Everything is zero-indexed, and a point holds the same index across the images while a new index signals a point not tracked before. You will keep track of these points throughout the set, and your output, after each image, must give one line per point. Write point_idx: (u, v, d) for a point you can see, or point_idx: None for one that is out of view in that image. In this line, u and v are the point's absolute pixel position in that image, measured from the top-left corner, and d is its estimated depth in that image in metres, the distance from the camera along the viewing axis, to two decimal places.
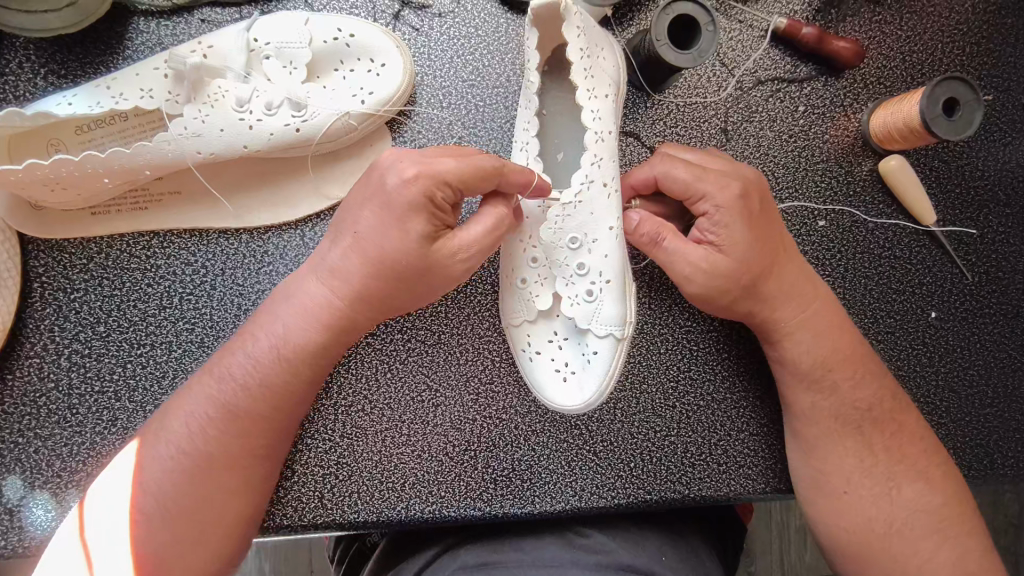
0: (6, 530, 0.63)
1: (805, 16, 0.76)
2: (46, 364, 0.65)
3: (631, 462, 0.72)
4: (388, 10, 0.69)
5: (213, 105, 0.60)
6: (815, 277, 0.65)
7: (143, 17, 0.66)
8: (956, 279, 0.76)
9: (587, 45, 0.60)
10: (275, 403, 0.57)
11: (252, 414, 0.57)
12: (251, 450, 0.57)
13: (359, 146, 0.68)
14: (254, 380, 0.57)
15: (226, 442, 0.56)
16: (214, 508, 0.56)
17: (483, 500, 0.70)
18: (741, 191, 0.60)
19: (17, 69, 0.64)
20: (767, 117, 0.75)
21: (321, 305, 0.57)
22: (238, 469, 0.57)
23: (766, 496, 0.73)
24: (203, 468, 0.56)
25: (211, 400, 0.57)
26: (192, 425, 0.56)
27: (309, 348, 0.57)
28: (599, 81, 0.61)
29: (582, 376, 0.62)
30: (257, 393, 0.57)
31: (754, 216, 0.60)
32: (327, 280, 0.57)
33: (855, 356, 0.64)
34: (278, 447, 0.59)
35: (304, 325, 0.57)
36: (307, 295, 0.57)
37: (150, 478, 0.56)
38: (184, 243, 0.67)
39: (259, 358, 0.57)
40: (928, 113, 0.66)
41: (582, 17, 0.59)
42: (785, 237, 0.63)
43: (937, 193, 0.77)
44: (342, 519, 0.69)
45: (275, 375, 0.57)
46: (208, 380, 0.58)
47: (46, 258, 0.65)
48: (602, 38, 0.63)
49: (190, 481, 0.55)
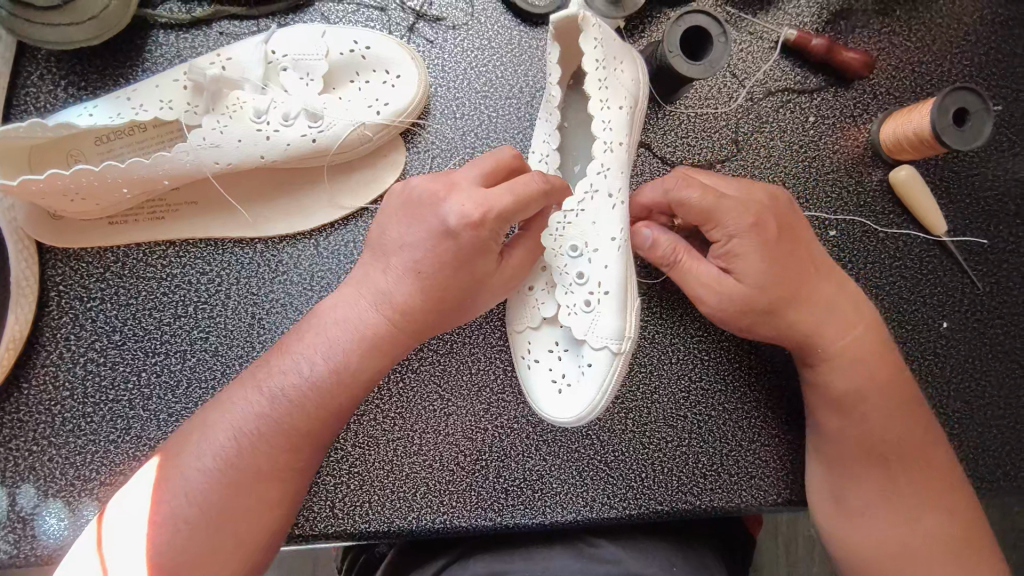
0: (19, 539, 0.63)
1: (815, 28, 0.77)
2: (61, 373, 0.65)
3: (642, 472, 0.72)
4: (403, 23, 0.70)
5: (231, 117, 0.61)
6: (857, 311, 0.64)
7: (162, 30, 0.67)
8: (967, 289, 0.76)
9: (607, 59, 0.60)
10: (317, 422, 0.57)
11: (298, 430, 0.57)
12: (292, 464, 0.57)
13: (374, 157, 0.68)
14: (299, 399, 0.57)
15: (269, 454, 0.56)
16: (251, 514, 0.55)
17: (495, 510, 0.70)
18: (757, 216, 0.60)
19: (37, 81, 0.65)
20: (777, 128, 0.76)
21: (372, 328, 0.58)
22: (277, 482, 0.57)
23: (778, 507, 0.73)
24: (244, 478, 0.55)
25: (259, 414, 0.57)
26: (234, 437, 0.56)
27: (355, 373, 0.58)
28: (615, 93, 0.61)
29: (577, 388, 0.61)
30: (304, 404, 0.57)
31: (773, 240, 0.60)
32: (380, 304, 0.58)
33: (885, 388, 0.63)
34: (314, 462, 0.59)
35: (347, 348, 0.58)
36: (359, 318, 0.58)
37: (187, 486, 0.55)
38: (200, 253, 0.67)
39: (313, 377, 0.57)
40: (937, 123, 0.67)
41: (603, 31, 0.60)
42: (811, 259, 0.63)
43: (947, 203, 0.77)
44: (353, 528, 0.69)
45: (322, 397, 0.57)
46: (255, 394, 0.58)
47: (63, 267, 0.66)
48: (628, 55, 0.64)
49: (229, 492, 0.55)
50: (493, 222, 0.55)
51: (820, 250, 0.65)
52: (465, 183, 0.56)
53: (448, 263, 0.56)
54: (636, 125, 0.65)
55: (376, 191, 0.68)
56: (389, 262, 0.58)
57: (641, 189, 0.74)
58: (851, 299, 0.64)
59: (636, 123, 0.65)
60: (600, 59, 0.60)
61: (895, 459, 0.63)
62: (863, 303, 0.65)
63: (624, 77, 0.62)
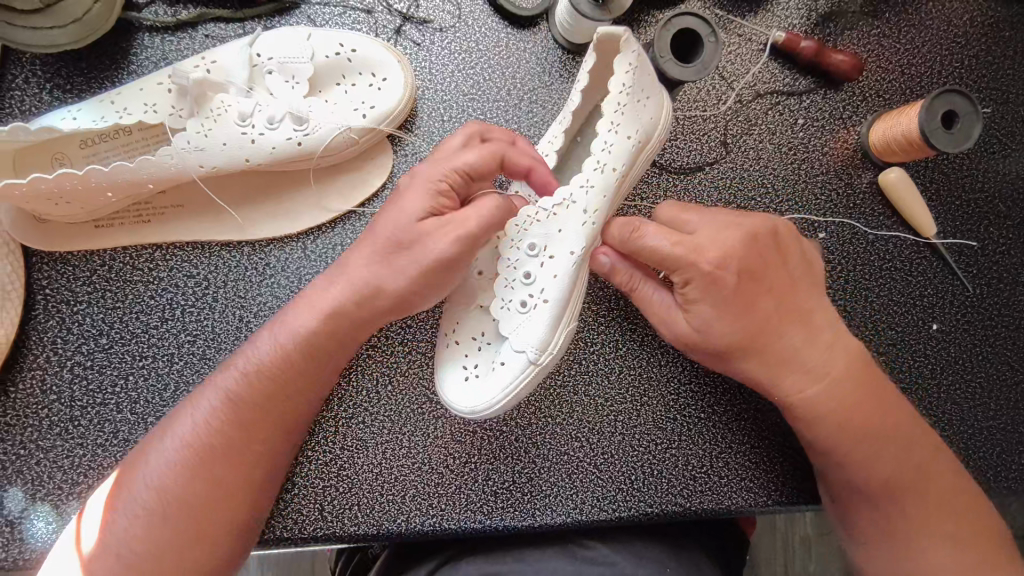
0: (7, 543, 0.63)
1: (804, 29, 0.76)
2: (48, 376, 0.65)
3: (632, 474, 0.72)
4: (390, 25, 0.70)
5: (215, 120, 0.61)
6: (827, 363, 0.59)
7: (148, 33, 0.67)
8: (957, 291, 0.76)
9: (634, 92, 0.58)
10: (275, 403, 0.58)
11: (258, 415, 0.57)
12: (256, 451, 0.57)
13: (359, 162, 0.68)
14: (257, 372, 0.58)
15: (230, 439, 0.56)
16: (215, 503, 0.55)
17: (484, 513, 0.70)
18: (717, 262, 0.56)
19: (23, 84, 0.65)
20: (766, 130, 0.76)
21: (330, 303, 0.57)
22: (241, 470, 0.57)
23: (768, 509, 0.73)
24: (205, 462, 0.56)
25: (222, 402, 0.57)
26: (195, 421, 0.57)
27: (309, 346, 0.58)
28: (630, 119, 0.59)
29: (484, 382, 0.62)
30: (264, 389, 0.58)
31: (740, 281, 0.57)
32: (337, 278, 0.58)
33: (866, 429, 0.60)
34: (280, 453, 0.59)
35: (304, 320, 0.58)
36: (316, 293, 0.58)
37: (149, 476, 0.55)
38: (187, 256, 0.67)
39: (271, 360, 0.58)
40: (927, 124, 0.67)
41: (643, 63, 0.57)
42: (776, 301, 0.59)
43: (937, 205, 0.77)
44: (342, 531, 0.69)
45: (276, 368, 0.58)
46: (215, 377, 0.59)
47: (50, 271, 0.66)
48: (656, 96, 0.61)
49: (191, 476, 0.55)
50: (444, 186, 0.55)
51: (799, 296, 0.60)
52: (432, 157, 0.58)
53: (401, 220, 0.55)
54: (639, 162, 0.62)
55: (363, 195, 0.68)
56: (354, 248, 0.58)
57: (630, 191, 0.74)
58: (822, 344, 0.60)
59: (641, 160, 0.63)
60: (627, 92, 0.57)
61: (874, 499, 0.60)
62: (839, 350, 0.60)
63: (643, 115, 0.60)
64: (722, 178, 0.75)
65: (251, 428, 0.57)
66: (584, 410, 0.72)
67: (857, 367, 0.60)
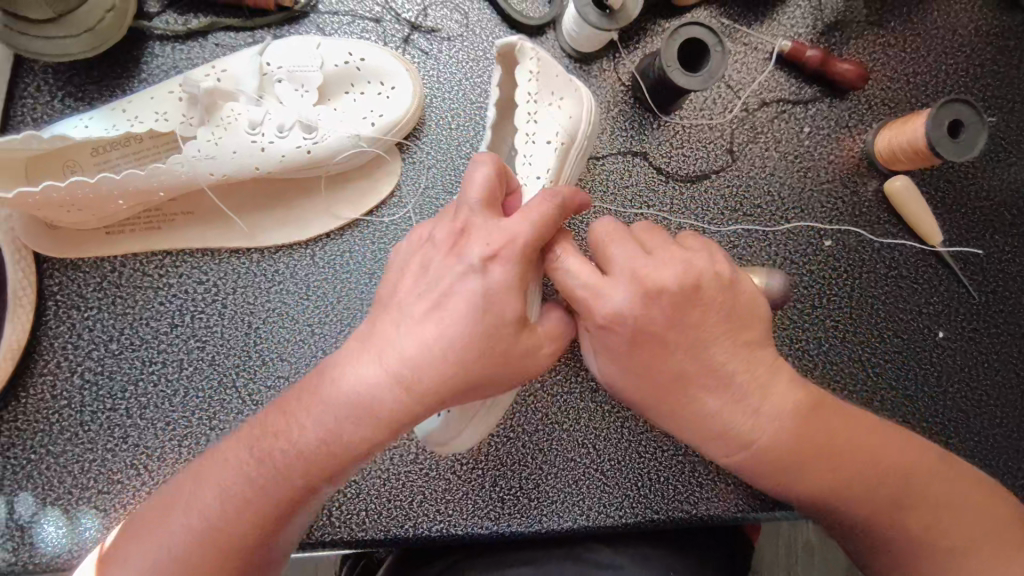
0: (17, 547, 0.63)
1: (810, 38, 0.77)
2: (59, 381, 0.66)
3: (638, 481, 0.72)
4: (398, 34, 0.71)
5: (225, 130, 0.62)
6: (754, 428, 0.52)
7: (159, 42, 0.67)
8: (962, 298, 0.76)
9: (541, 92, 0.60)
10: (302, 488, 0.49)
11: (279, 501, 0.49)
12: (274, 536, 0.50)
13: (367, 170, 0.69)
14: (306, 469, 0.49)
15: (244, 524, 0.48)
16: None
17: (491, 519, 0.70)
18: (603, 321, 0.50)
19: (35, 92, 0.65)
20: (772, 138, 0.76)
21: (370, 380, 0.47)
22: (253, 554, 0.49)
23: (775, 516, 0.73)
24: (234, 549, 0.48)
25: (239, 479, 0.49)
26: (225, 500, 0.49)
27: (359, 446, 0.48)
28: (546, 125, 0.60)
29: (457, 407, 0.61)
30: (288, 472, 0.49)
31: (652, 327, 0.50)
32: (410, 385, 0.47)
33: (815, 481, 0.52)
34: (297, 526, 0.52)
35: (360, 423, 0.48)
36: (356, 387, 0.47)
37: (172, 552, 0.48)
38: (196, 262, 0.68)
39: (303, 441, 0.48)
40: (932, 134, 0.67)
41: (542, 62, 0.60)
42: (691, 356, 0.51)
43: (943, 213, 0.77)
44: (350, 537, 0.69)
45: (330, 474, 0.49)
46: (255, 456, 0.49)
47: (61, 277, 0.66)
48: (574, 94, 0.62)
49: (217, 564, 0.48)
50: (520, 264, 0.48)
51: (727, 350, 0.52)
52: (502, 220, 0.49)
53: (506, 333, 0.48)
54: (575, 163, 0.63)
55: (371, 203, 0.68)
56: (426, 335, 0.47)
57: (636, 199, 0.74)
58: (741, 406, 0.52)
59: (576, 162, 0.63)
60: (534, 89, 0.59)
61: (861, 536, 0.53)
62: (774, 411, 0.52)
63: (559, 113, 0.61)
64: (728, 187, 0.75)
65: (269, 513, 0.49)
66: (591, 417, 0.72)
67: (798, 415, 0.52)
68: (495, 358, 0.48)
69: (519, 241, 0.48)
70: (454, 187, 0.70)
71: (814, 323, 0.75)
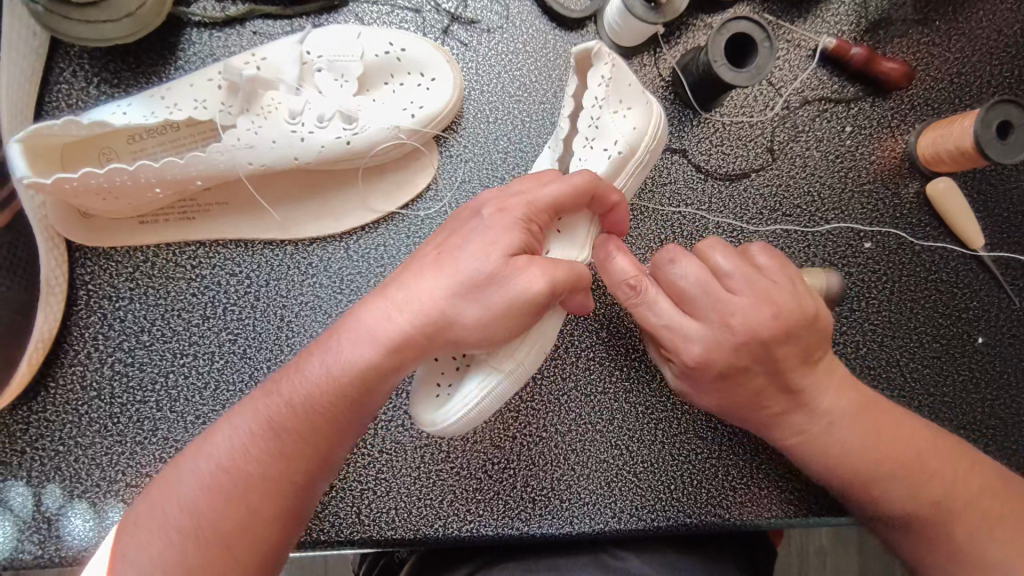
0: (44, 540, 0.62)
1: (854, 36, 0.75)
2: (89, 372, 0.65)
3: (671, 484, 0.71)
4: (438, 25, 0.70)
5: (266, 117, 0.60)
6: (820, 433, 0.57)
7: (196, 29, 0.66)
8: (1003, 303, 0.75)
9: (608, 99, 0.59)
10: (319, 426, 0.49)
11: (295, 437, 0.48)
12: (289, 478, 0.48)
13: (404, 162, 0.68)
14: (307, 400, 0.48)
15: (260, 458, 0.48)
16: (236, 531, 0.46)
17: (522, 520, 0.69)
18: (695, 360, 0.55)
19: (70, 78, 0.64)
20: (814, 137, 0.75)
21: (382, 310, 0.48)
22: (270, 494, 0.48)
23: (808, 523, 0.72)
24: (243, 492, 0.47)
25: (256, 418, 0.49)
26: (233, 441, 0.49)
27: (369, 371, 0.48)
28: (606, 133, 0.60)
29: None
30: (305, 408, 0.48)
31: (738, 364, 0.55)
32: (404, 306, 0.48)
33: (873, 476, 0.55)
34: (316, 479, 0.50)
35: (360, 348, 0.48)
36: (368, 317, 0.48)
37: (180, 495, 0.47)
38: (230, 253, 0.66)
39: (318, 375, 0.49)
40: (982, 134, 0.66)
41: (617, 70, 0.59)
42: (770, 380, 0.56)
43: (985, 217, 0.76)
44: (378, 535, 0.68)
45: (327, 399, 0.48)
46: (262, 397, 0.50)
47: (93, 266, 0.65)
48: (645, 108, 0.61)
49: (225, 504, 0.47)
50: (522, 211, 0.50)
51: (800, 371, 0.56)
52: (526, 182, 0.52)
53: (493, 254, 0.47)
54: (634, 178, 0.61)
55: (407, 197, 0.67)
56: (422, 267, 0.49)
57: (674, 196, 0.73)
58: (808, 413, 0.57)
59: (635, 175, 0.62)
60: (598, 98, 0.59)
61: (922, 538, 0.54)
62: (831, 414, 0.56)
63: (624, 123, 0.60)
64: (768, 186, 0.74)
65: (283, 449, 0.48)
66: (625, 418, 0.71)
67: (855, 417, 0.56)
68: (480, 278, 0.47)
69: (524, 190, 0.51)
70: (492, 182, 0.68)
71: (852, 326, 0.73)
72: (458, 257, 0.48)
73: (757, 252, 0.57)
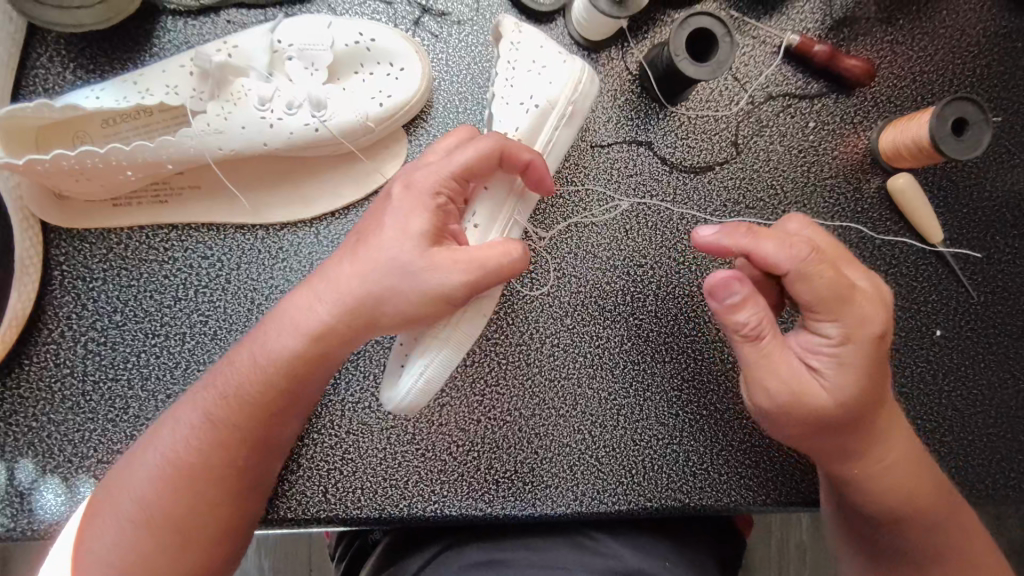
0: (16, 513, 0.64)
1: (819, 33, 0.77)
2: (62, 350, 0.66)
3: (632, 469, 0.72)
4: (409, 16, 0.71)
5: (235, 104, 0.62)
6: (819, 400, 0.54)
7: (171, 17, 0.68)
8: (962, 298, 0.77)
9: (519, 59, 0.66)
10: (265, 418, 0.56)
11: (236, 428, 0.55)
12: (236, 465, 0.56)
13: (374, 148, 0.69)
14: (239, 391, 0.55)
15: (210, 449, 0.55)
16: (192, 514, 0.54)
17: (485, 501, 0.71)
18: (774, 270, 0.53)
19: (46, 63, 0.66)
20: (778, 132, 0.76)
21: (311, 318, 0.54)
22: (201, 485, 0.55)
23: (766, 509, 0.74)
24: (186, 480, 0.54)
25: (199, 413, 0.56)
26: (175, 434, 0.55)
27: (298, 361, 0.55)
28: (520, 89, 0.65)
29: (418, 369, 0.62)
30: (236, 404, 0.55)
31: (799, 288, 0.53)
32: (325, 299, 0.54)
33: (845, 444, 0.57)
34: (263, 463, 0.58)
35: (294, 336, 0.55)
36: (297, 309, 0.55)
37: (131, 488, 0.54)
38: (202, 237, 0.68)
39: (244, 373, 0.56)
40: (937, 130, 0.67)
41: (522, 35, 0.67)
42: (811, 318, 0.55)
43: (945, 213, 0.77)
44: (345, 514, 0.69)
45: (258, 390, 0.55)
46: (200, 392, 0.57)
47: (67, 247, 0.67)
48: (563, 65, 0.66)
49: (171, 493, 0.54)
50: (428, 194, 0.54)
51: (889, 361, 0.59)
52: (435, 157, 0.57)
53: (407, 242, 0.53)
54: (558, 132, 0.66)
55: (376, 183, 0.69)
56: (340, 259, 0.55)
57: (639, 188, 0.75)
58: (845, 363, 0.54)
59: (560, 129, 0.67)
60: (511, 59, 0.66)
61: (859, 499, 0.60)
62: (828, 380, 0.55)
63: (539, 80, 0.65)
64: (731, 179, 0.76)
65: (234, 442, 0.55)
66: (588, 403, 0.73)
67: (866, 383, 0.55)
68: (400, 265, 0.53)
69: (432, 166, 0.55)
70: None
71: None
72: (381, 244, 0.53)
73: (798, 225, 0.58)
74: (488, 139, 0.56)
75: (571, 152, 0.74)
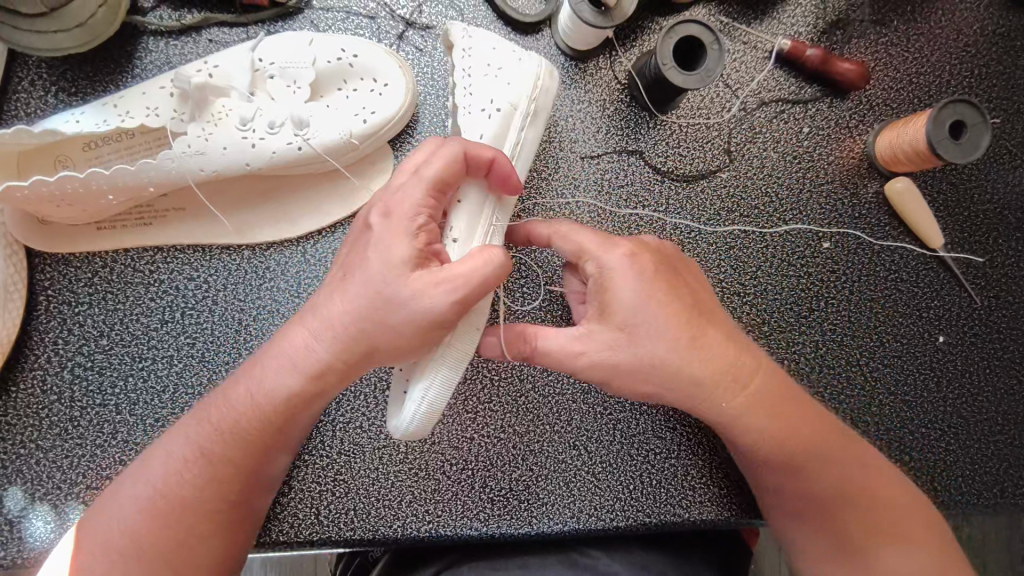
0: (6, 541, 0.63)
1: (811, 37, 0.76)
2: (49, 376, 0.66)
3: (630, 485, 0.71)
4: (393, 31, 0.70)
5: (216, 124, 0.61)
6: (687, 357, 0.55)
7: (152, 37, 0.67)
8: (964, 303, 0.75)
9: (473, 64, 0.64)
10: (252, 448, 0.56)
11: (226, 462, 0.55)
12: (226, 498, 0.55)
13: (362, 166, 0.68)
14: (233, 426, 0.55)
15: (201, 484, 0.54)
16: (181, 552, 0.54)
17: (481, 520, 0.69)
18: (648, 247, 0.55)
19: (28, 87, 0.65)
20: (771, 138, 0.75)
21: (307, 359, 0.54)
22: (189, 520, 0.54)
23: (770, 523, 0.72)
24: (177, 514, 0.54)
25: (188, 447, 0.55)
26: (166, 468, 0.55)
27: (294, 396, 0.55)
28: (478, 94, 0.62)
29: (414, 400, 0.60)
30: (231, 441, 0.55)
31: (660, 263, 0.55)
32: (319, 337, 0.54)
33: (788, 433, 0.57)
34: (249, 497, 0.57)
35: (286, 373, 0.55)
36: (291, 348, 0.55)
37: (119, 522, 0.54)
38: (187, 259, 0.67)
39: (240, 408, 0.55)
40: (933, 136, 0.66)
41: (472, 39, 0.65)
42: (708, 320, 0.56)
43: (946, 217, 0.76)
44: (338, 536, 0.68)
45: (253, 426, 0.55)
46: (190, 425, 0.57)
47: (52, 272, 0.66)
48: (520, 61, 0.63)
49: (161, 524, 0.53)
50: (409, 217, 0.53)
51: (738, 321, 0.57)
52: (404, 176, 0.55)
53: (391, 273, 0.51)
54: (526, 132, 0.63)
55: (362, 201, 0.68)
56: (328, 293, 0.54)
57: (632, 198, 0.73)
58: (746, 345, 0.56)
59: (529, 127, 0.63)
60: (467, 65, 0.64)
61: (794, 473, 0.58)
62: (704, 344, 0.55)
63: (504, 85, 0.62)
64: (726, 187, 0.74)
65: (224, 477, 0.55)
66: (583, 418, 0.72)
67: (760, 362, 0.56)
68: (385, 294, 0.51)
69: (407, 188, 0.53)
70: None
71: (812, 326, 0.73)
72: (366, 275, 0.52)
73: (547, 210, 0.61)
74: (449, 146, 0.55)
75: (560, 164, 0.73)
